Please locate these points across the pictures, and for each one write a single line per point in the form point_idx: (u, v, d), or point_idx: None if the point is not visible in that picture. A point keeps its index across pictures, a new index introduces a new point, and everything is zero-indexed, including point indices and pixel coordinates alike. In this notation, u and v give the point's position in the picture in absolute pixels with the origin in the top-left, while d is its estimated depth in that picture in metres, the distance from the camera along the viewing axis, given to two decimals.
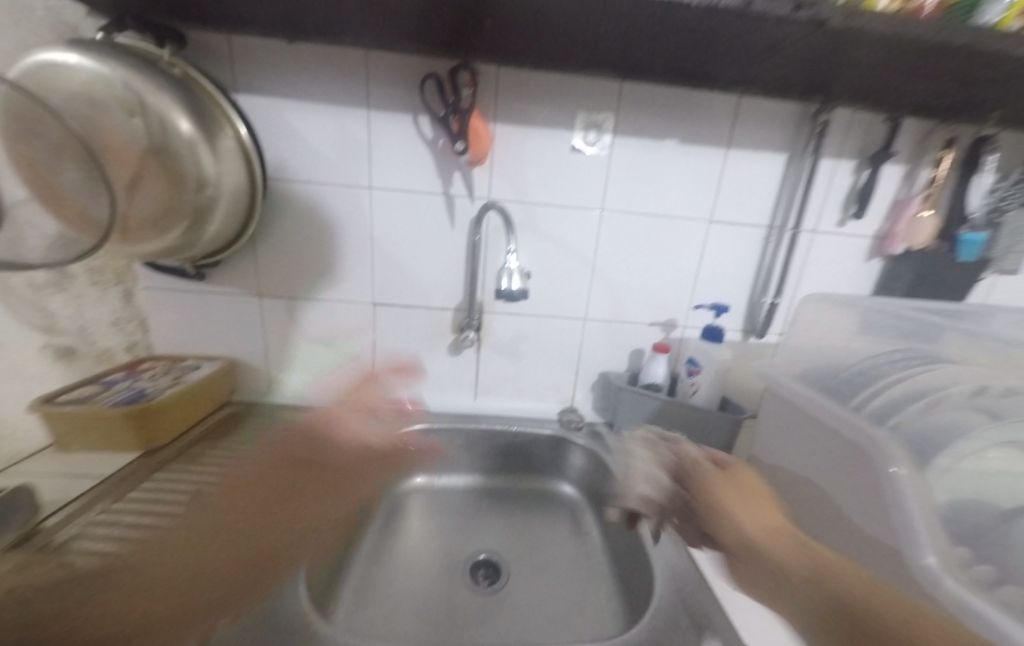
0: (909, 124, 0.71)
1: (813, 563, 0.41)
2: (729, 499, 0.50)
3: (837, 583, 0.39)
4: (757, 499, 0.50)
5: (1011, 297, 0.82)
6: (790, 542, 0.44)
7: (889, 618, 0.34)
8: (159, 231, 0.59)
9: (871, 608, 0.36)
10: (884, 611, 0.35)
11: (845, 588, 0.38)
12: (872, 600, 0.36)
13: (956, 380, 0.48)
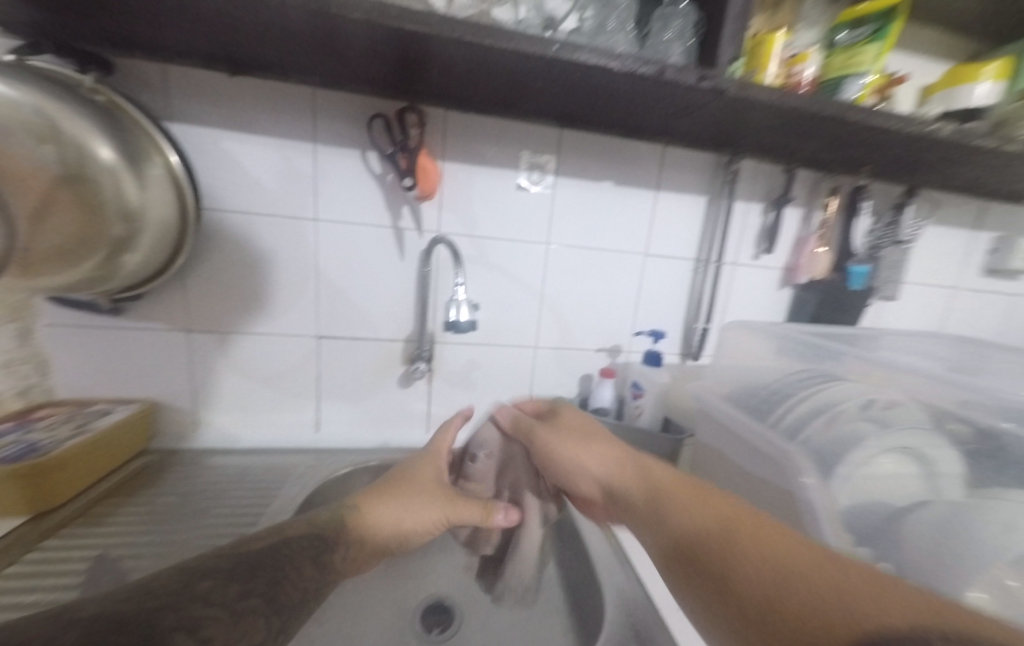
0: (803, 174, 0.83)
1: (655, 489, 0.43)
2: (564, 452, 0.52)
3: (676, 506, 0.40)
4: (588, 436, 0.53)
5: (895, 320, 0.96)
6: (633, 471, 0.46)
7: (716, 533, 0.36)
8: (67, 263, 0.54)
9: (703, 525, 0.37)
10: (712, 525, 0.36)
11: (682, 511, 0.39)
12: (704, 516, 0.38)
13: (849, 397, 0.56)
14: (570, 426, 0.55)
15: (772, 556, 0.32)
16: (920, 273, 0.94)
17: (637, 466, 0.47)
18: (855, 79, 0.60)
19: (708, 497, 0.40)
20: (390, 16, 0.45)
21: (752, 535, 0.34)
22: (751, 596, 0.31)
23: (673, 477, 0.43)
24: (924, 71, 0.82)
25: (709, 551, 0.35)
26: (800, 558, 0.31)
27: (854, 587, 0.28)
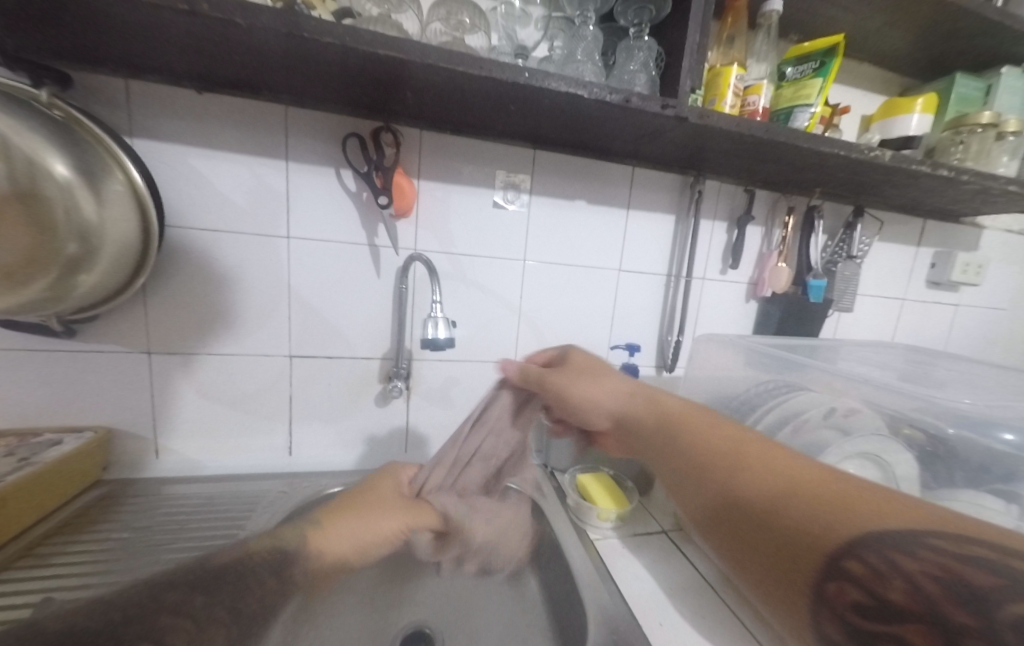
0: (763, 194, 0.88)
1: (672, 421, 0.46)
2: (580, 394, 0.55)
3: (690, 436, 0.43)
4: (604, 380, 0.55)
5: (852, 329, 1.01)
6: (645, 404, 0.50)
7: (727, 453, 0.38)
8: (12, 286, 0.51)
9: (713, 447, 0.40)
10: (723, 448, 0.39)
11: (695, 440, 0.42)
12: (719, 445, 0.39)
13: (812, 404, 0.57)
14: (584, 369, 0.57)
15: (779, 470, 0.34)
16: (872, 286, 1.00)
17: (652, 405, 0.50)
18: (804, 110, 0.65)
19: (722, 426, 0.42)
20: (364, 41, 0.46)
21: (760, 452, 0.37)
22: (754, 502, 0.33)
23: (687, 412, 0.46)
24: (865, 102, 0.89)
25: (718, 467, 0.38)
26: (806, 472, 0.33)
27: (853, 496, 0.30)
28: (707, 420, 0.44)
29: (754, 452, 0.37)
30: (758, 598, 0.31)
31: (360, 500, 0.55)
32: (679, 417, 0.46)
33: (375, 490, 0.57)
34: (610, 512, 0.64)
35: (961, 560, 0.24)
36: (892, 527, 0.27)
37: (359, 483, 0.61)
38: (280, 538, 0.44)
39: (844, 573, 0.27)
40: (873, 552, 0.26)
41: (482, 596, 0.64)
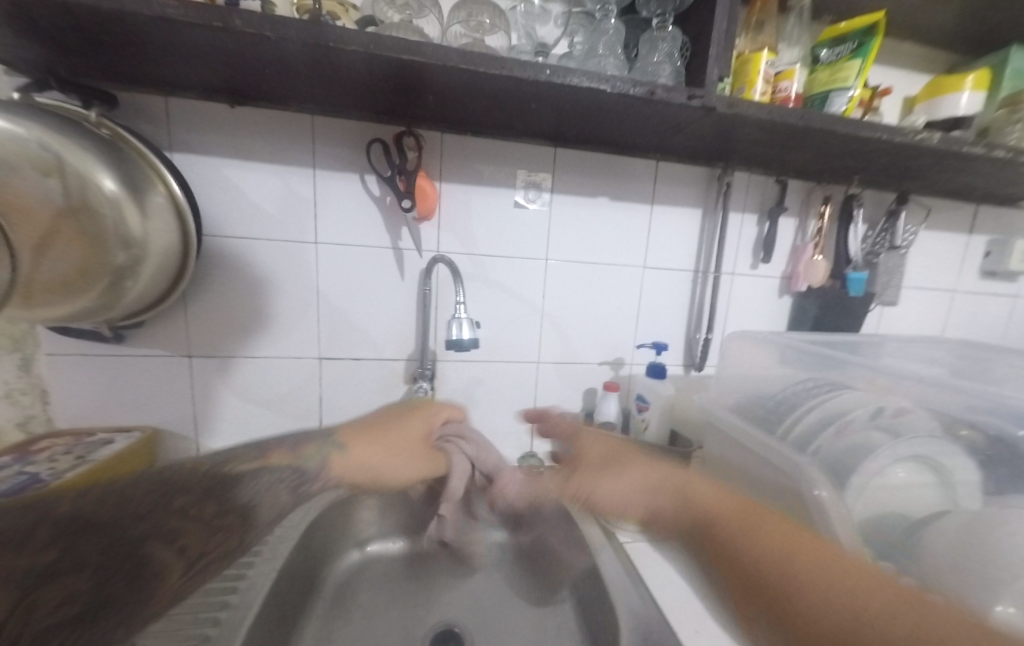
0: (796, 185, 0.84)
1: (715, 516, 0.50)
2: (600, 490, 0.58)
3: (740, 537, 0.46)
4: (624, 464, 0.59)
5: (897, 324, 0.96)
6: (671, 494, 0.54)
7: (779, 559, 0.42)
8: (68, 294, 0.54)
9: (764, 554, 0.43)
10: (773, 556, 0.43)
11: (744, 539, 0.46)
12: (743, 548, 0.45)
13: (858, 405, 0.55)
14: (603, 459, 0.61)
15: (834, 583, 0.39)
16: (920, 277, 0.94)
17: (691, 494, 0.53)
18: (841, 93, 0.62)
19: (773, 520, 0.46)
20: (386, 47, 0.47)
21: (810, 563, 0.41)
22: (814, 623, 0.37)
23: (723, 498, 0.51)
24: (907, 82, 0.84)
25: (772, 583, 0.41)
26: (860, 584, 0.38)
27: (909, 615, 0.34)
28: (748, 511, 0.48)
29: (801, 566, 0.41)
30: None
31: (383, 427, 0.59)
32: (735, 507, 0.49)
33: (405, 423, 0.59)
34: None
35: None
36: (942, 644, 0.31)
37: (396, 408, 0.62)
38: (300, 457, 0.53)
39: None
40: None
41: (511, 598, 0.64)
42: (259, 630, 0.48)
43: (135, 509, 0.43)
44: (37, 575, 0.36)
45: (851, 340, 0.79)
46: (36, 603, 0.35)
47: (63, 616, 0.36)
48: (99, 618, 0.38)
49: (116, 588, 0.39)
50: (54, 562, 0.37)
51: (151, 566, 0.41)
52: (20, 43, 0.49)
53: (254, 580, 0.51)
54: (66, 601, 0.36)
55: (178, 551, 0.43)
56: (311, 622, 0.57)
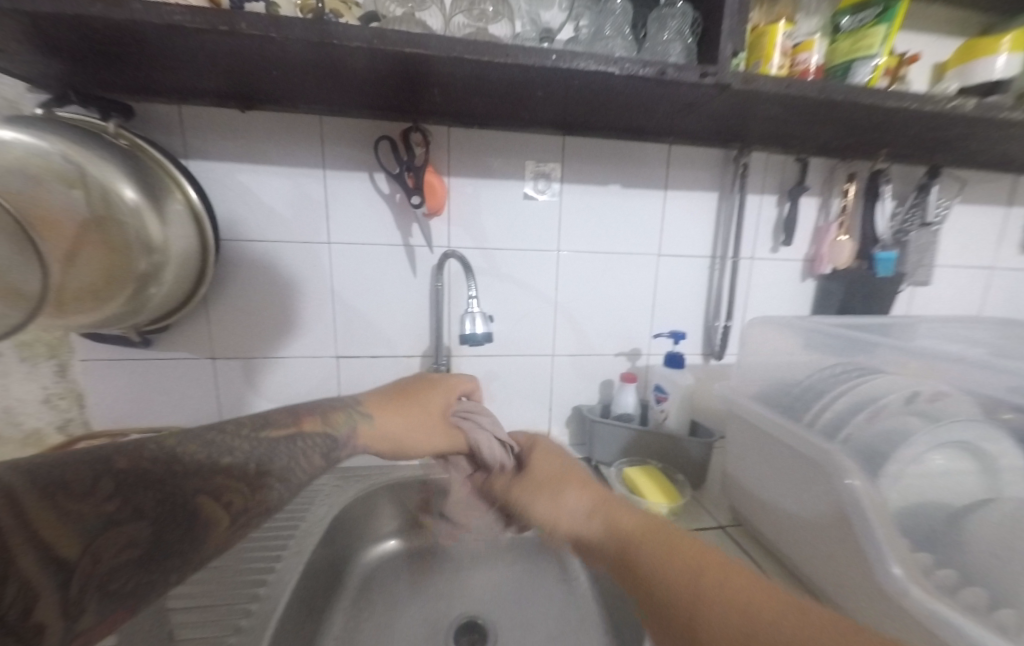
0: (817, 162, 0.81)
1: (626, 538, 0.43)
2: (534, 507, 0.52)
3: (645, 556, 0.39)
4: (566, 481, 0.52)
5: (930, 305, 0.91)
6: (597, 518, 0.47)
7: (686, 579, 0.35)
8: (97, 301, 0.57)
9: (671, 573, 0.36)
10: (682, 577, 0.35)
11: (649, 558, 0.39)
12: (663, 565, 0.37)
13: (892, 389, 0.53)
14: (546, 475, 0.54)
15: (736, 609, 0.31)
16: (954, 255, 0.89)
17: (615, 514, 0.46)
18: (864, 63, 0.59)
19: (672, 540, 0.40)
20: (390, 41, 0.46)
21: (723, 587, 0.33)
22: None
23: (643, 519, 0.44)
24: (937, 48, 0.79)
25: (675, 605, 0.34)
26: (754, 603, 0.31)
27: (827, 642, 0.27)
28: (660, 532, 0.42)
29: (716, 586, 0.34)
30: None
31: (406, 398, 0.56)
32: (617, 536, 0.44)
33: (426, 396, 0.56)
34: (661, 507, 0.62)
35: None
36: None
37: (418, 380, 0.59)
38: (331, 425, 0.50)
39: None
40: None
41: (531, 590, 0.64)
42: (289, 620, 0.49)
43: (185, 464, 0.40)
44: (101, 523, 0.34)
45: (881, 323, 0.75)
46: (99, 553, 0.33)
47: (126, 559, 0.34)
48: (161, 562, 0.35)
49: (173, 538, 0.36)
50: (117, 512, 0.35)
51: (203, 518, 0.38)
52: (41, 60, 0.51)
53: (281, 575, 0.52)
54: (127, 546, 0.34)
55: (228, 505, 0.40)
56: (337, 615, 0.58)
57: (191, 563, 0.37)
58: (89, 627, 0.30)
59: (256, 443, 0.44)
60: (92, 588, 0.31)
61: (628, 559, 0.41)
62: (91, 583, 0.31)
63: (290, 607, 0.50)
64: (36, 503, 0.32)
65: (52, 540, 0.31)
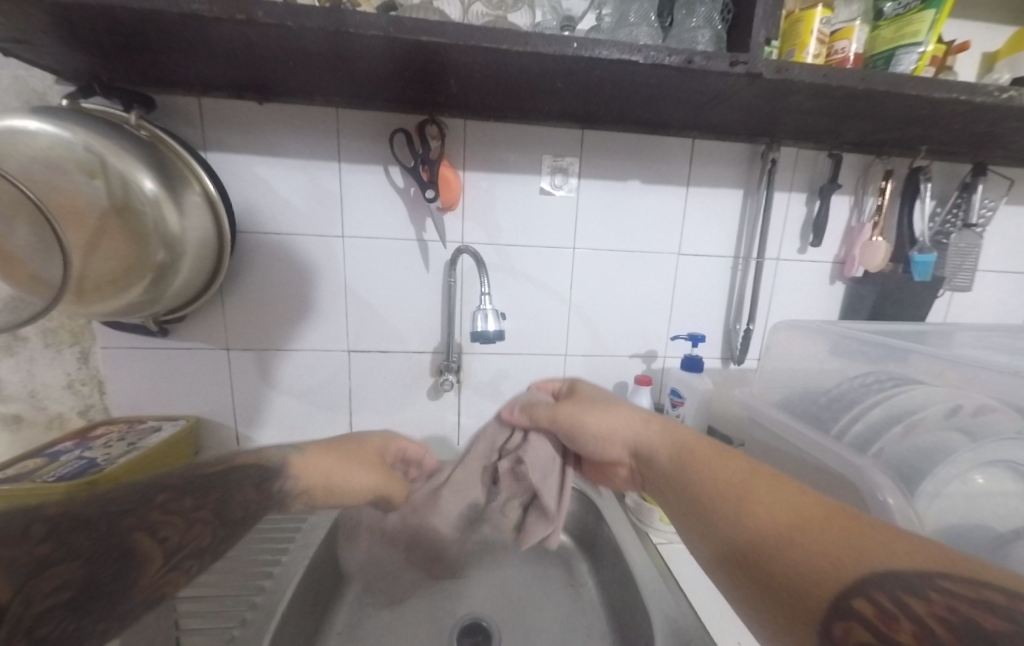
0: (851, 159, 0.77)
1: (681, 448, 0.42)
2: (587, 422, 0.48)
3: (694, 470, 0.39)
4: (620, 402, 0.50)
5: (970, 312, 0.86)
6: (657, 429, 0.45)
7: (736, 485, 0.35)
8: (116, 290, 0.57)
9: (724, 480, 0.36)
10: (736, 483, 0.35)
11: (705, 466, 0.38)
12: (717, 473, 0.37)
13: (933, 402, 0.49)
14: (596, 396, 0.52)
15: (789, 509, 0.31)
16: (1000, 259, 0.84)
17: (671, 432, 0.44)
18: (909, 51, 0.55)
19: (728, 453, 0.39)
20: (406, 29, 0.45)
21: (775, 492, 0.33)
22: (749, 536, 0.32)
23: (694, 438, 0.43)
24: (987, 37, 0.74)
25: (721, 505, 0.35)
26: (809, 508, 0.31)
27: (880, 542, 0.27)
28: (716, 448, 0.41)
29: (768, 490, 0.34)
30: (770, 636, 0.29)
31: (345, 442, 0.54)
32: (677, 445, 0.43)
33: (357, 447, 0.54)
34: None
35: (974, 606, 0.21)
36: (895, 569, 0.25)
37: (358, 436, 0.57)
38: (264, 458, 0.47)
39: (850, 611, 0.24)
40: (879, 590, 0.24)
41: (539, 594, 0.62)
42: (291, 616, 0.49)
43: (117, 505, 0.34)
44: (31, 567, 0.27)
45: (916, 330, 0.71)
46: (30, 595, 0.26)
47: (58, 603, 0.27)
48: (91, 609, 0.29)
49: (103, 585, 0.30)
50: (51, 553, 0.29)
51: (138, 558, 0.32)
52: (67, 51, 0.52)
53: (286, 569, 0.53)
54: (61, 588, 0.28)
55: (164, 542, 0.34)
56: (342, 609, 0.58)
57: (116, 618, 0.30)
58: None
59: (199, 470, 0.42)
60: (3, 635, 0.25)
61: (679, 463, 0.41)
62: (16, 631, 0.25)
63: (293, 603, 0.50)
64: None
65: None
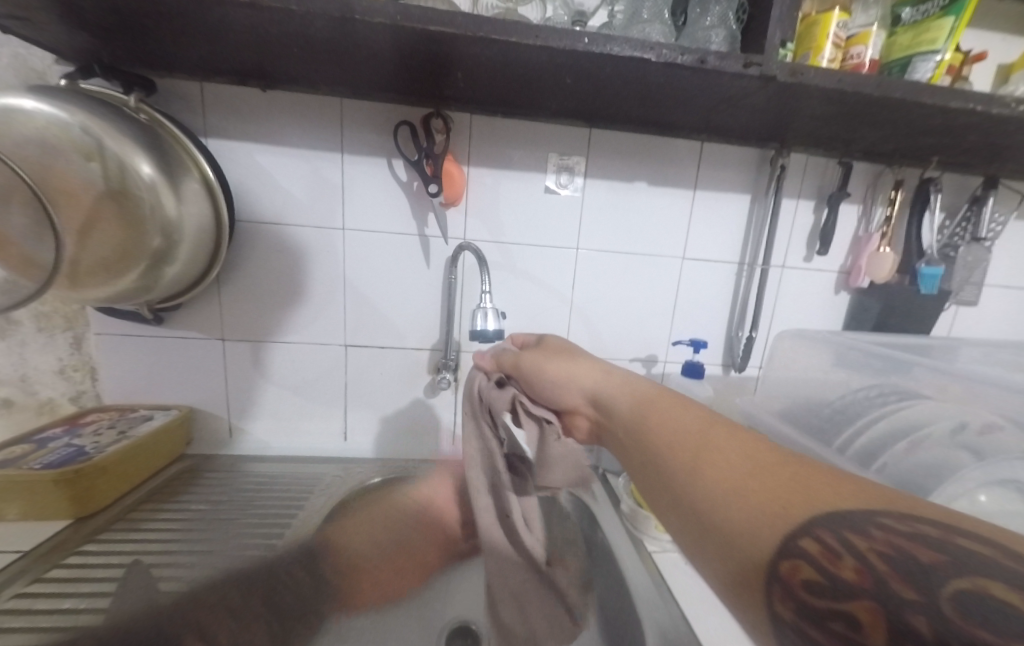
0: (861, 167, 0.76)
1: (641, 400, 0.42)
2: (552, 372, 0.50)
3: (649, 418, 0.39)
4: (589, 359, 0.51)
5: (975, 326, 0.85)
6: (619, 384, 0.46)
7: (693, 437, 0.35)
8: (110, 276, 0.56)
9: (683, 431, 0.36)
10: (694, 434, 0.35)
11: (664, 418, 0.38)
12: (670, 421, 0.38)
13: (939, 417, 0.49)
14: (565, 353, 0.53)
15: (737, 451, 0.32)
16: (1006, 274, 0.83)
17: (634, 388, 0.45)
18: (926, 58, 0.54)
19: (687, 406, 0.39)
20: (414, 18, 0.44)
21: (729, 441, 0.33)
22: (699, 483, 0.31)
23: (655, 392, 0.43)
24: (1004, 47, 0.72)
25: (676, 456, 0.34)
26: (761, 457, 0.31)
27: (829, 487, 0.27)
28: (674, 402, 0.40)
29: (722, 439, 0.33)
30: (700, 566, 0.29)
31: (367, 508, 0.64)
32: (635, 397, 0.43)
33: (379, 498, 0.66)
34: None
35: (914, 543, 0.22)
36: (842, 510, 0.25)
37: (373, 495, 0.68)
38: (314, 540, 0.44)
39: (797, 551, 0.24)
40: (827, 530, 0.24)
41: None
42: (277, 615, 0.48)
43: None
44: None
45: (921, 343, 0.70)
46: None
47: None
48: None
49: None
50: None
51: None
52: (67, 30, 0.51)
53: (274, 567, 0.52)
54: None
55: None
56: None
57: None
58: None
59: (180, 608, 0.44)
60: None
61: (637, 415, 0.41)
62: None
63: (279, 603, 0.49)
64: None
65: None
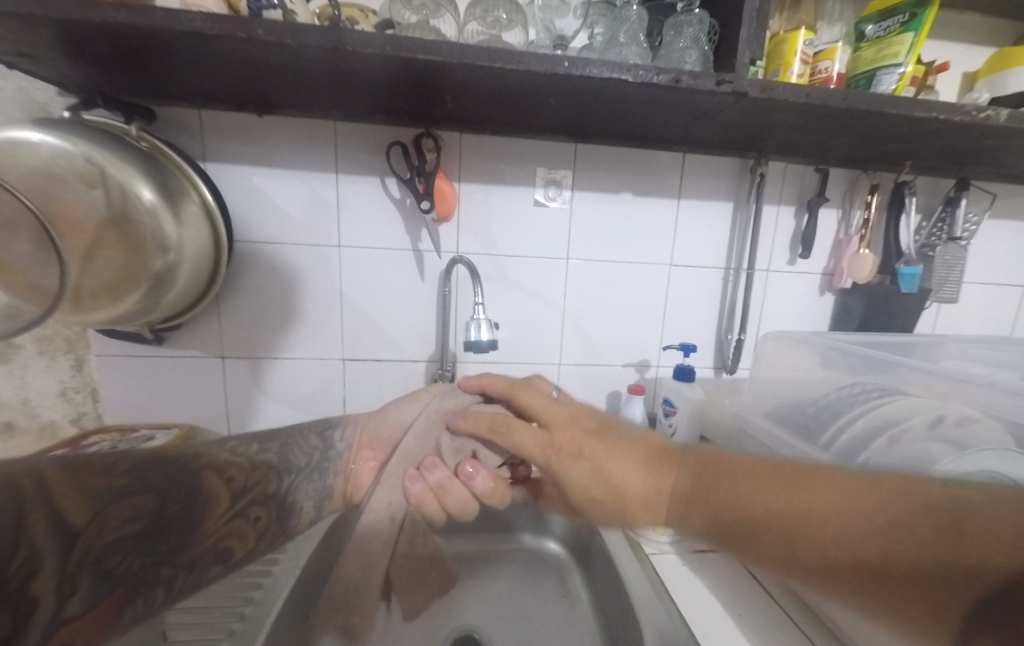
0: (838, 174, 0.79)
1: (696, 483, 0.38)
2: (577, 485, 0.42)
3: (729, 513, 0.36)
4: (604, 476, 0.41)
5: (956, 323, 0.87)
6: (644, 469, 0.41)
7: (782, 508, 0.33)
8: (112, 299, 0.58)
9: (774, 511, 0.33)
10: (788, 508, 0.33)
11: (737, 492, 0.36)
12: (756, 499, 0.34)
13: (917, 412, 0.51)
14: (589, 492, 0.42)
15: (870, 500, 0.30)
16: (984, 272, 0.86)
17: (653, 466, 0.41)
18: (889, 71, 0.57)
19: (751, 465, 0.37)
20: (403, 48, 0.47)
21: (833, 488, 0.32)
22: (885, 567, 0.28)
23: (705, 464, 0.39)
24: (967, 57, 0.76)
25: (917, 588, 0.27)
26: (951, 542, 0.27)
27: (957, 499, 0.28)
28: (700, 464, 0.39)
29: (817, 492, 0.32)
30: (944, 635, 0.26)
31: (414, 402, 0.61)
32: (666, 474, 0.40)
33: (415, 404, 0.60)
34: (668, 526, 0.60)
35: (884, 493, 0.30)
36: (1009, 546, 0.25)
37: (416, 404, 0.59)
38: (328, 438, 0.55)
39: (989, 611, 0.24)
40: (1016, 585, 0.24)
41: (532, 608, 0.62)
42: (283, 627, 0.48)
43: (180, 466, 0.39)
44: (114, 493, 0.32)
45: (903, 341, 0.72)
46: (107, 520, 0.31)
47: (128, 535, 0.32)
48: (155, 544, 0.35)
49: (163, 551, 0.35)
50: (128, 487, 0.34)
51: (205, 496, 0.40)
52: (71, 65, 0.53)
53: (277, 579, 0.52)
54: (133, 519, 0.33)
55: (229, 487, 0.42)
56: None
57: (178, 566, 0.36)
58: (76, 614, 0.27)
59: (266, 460, 0.47)
60: (89, 567, 0.29)
61: (724, 532, 0.36)
62: (91, 558, 0.30)
63: (284, 613, 0.49)
64: (66, 476, 0.30)
65: (70, 508, 0.29)
